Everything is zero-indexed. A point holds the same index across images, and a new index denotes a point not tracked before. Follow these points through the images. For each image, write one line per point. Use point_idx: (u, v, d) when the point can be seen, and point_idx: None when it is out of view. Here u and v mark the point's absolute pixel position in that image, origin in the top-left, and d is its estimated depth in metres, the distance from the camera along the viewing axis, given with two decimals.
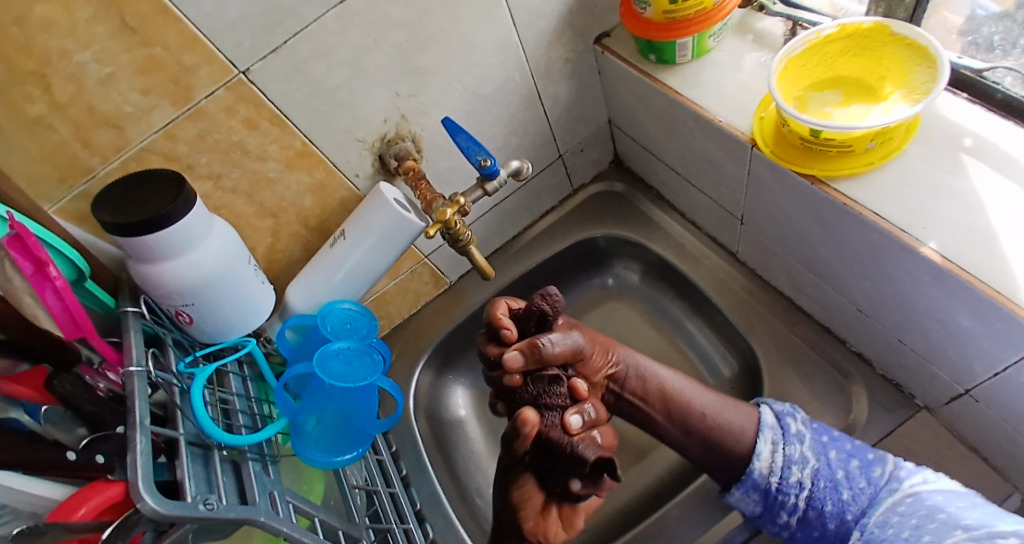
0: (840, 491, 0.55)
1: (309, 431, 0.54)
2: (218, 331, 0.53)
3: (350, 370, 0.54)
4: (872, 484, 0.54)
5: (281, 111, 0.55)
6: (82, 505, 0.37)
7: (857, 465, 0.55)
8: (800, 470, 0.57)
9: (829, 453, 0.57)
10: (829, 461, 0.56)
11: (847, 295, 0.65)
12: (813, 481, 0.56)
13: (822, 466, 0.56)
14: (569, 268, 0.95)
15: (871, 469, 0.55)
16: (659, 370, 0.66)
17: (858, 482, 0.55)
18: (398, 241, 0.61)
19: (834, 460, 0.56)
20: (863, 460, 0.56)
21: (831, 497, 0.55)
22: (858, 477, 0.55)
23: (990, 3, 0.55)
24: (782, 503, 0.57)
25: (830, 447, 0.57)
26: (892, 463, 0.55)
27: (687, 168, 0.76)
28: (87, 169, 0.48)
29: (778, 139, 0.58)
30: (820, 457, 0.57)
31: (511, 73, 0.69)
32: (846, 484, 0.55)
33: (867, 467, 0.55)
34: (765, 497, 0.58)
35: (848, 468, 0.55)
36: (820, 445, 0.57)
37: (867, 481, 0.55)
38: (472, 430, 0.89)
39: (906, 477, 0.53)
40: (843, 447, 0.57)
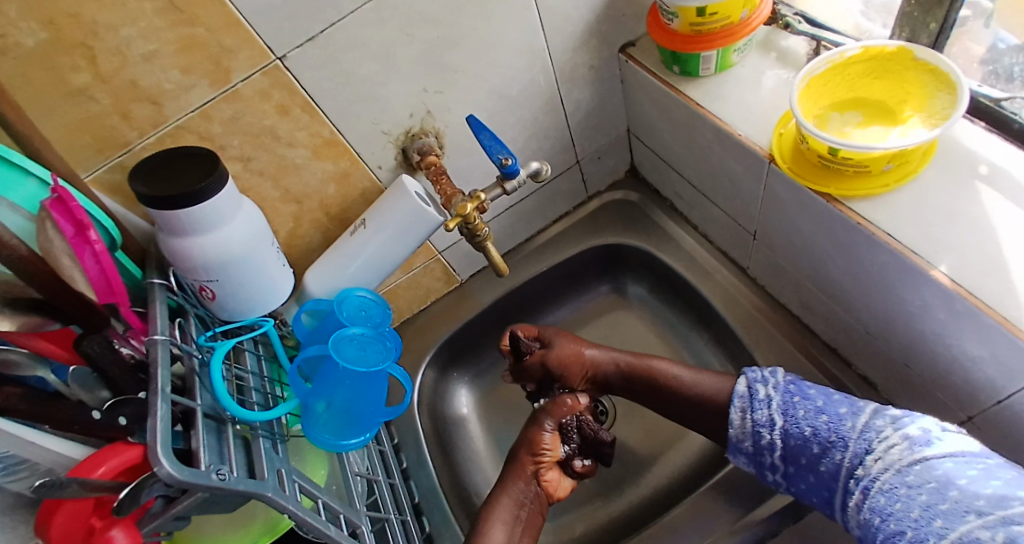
0: (812, 446, 0.58)
1: (319, 413, 0.55)
2: (239, 309, 0.55)
3: (363, 354, 0.55)
4: (841, 437, 0.56)
5: (313, 99, 0.56)
6: (101, 464, 0.38)
7: (827, 421, 0.58)
8: (769, 432, 0.61)
9: (799, 412, 0.60)
10: (798, 420, 0.59)
11: (855, 315, 0.66)
12: (786, 440, 0.59)
13: (791, 426, 0.59)
14: (580, 273, 0.96)
15: (841, 423, 0.57)
16: (644, 362, 0.73)
17: (828, 436, 0.57)
18: (416, 233, 0.62)
19: (802, 419, 0.59)
20: (833, 414, 0.58)
21: (805, 453, 0.58)
22: (826, 432, 0.57)
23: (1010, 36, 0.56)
24: (763, 462, 0.61)
25: (799, 407, 0.60)
26: (864, 417, 0.56)
27: (703, 182, 0.77)
28: (124, 142, 0.50)
29: (796, 156, 0.59)
30: (789, 418, 0.60)
31: (536, 77, 0.71)
32: (815, 438, 0.58)
33: (836, 422, 0.57)
34: (749, 457, 0.63)
35: (817, 424, 0.58)
36: (788, 404, 0.61)
37: (836, 434, 0.57)
38: (473, 428, 0.91)
39: (881, 429, 0.54)
40: (814, 405, 0.59)
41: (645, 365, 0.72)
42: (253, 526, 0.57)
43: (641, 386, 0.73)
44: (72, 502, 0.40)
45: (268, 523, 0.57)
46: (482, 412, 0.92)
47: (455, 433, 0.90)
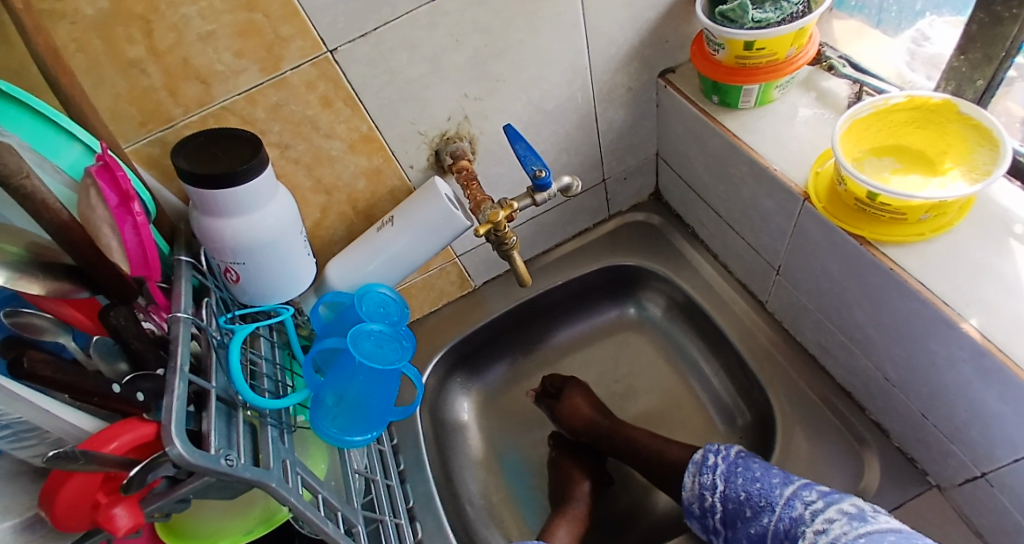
0: (746, 509, 0.63)
1: (329, 406, 0.55)
2: (260, 294, 0.54)
3: (380, 352, 0.54)
4: (770, 504, 0.62)
5: (357, 94, 0.56)
6: (114, 439, 0.38)
7: (760, 488, 0.63)
8: (712, 495, 0.67)
9: (738, 479, 0.65)
10: (737, 486, 0.65)
11: (875, 360, 0.65)
12: (725, 503, 0.65)
13: (731, 490, 0.65)
14: (595, 291, 0.96)
15: (772, 490, 0.62)
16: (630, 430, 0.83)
17: (759, 502, 0.63)
18: (443, 236, 0.62)
19: (739, 485, 0.65)
20: (766, 483, 0.63)
21: (740, 516, 0.64)
22: (757, 498, 0.63)
23: None
24: (709, 525, 0.67)
25: (739, 474, 0.66)
26: (792, 486, 0.61)
27: (729, 212, 0.77)
28: (168, 118, 0.50)
29: (832, 197, 0.59)
30: (729, 483, 0.66)
31: (575, 93, 0.71)
32: (749, 502, 0.63)
33: (768, 489, 0.63)
34: (699, 520, 0.68)
35: (751, 489, 0.64)
36: (731, 471, 0.67)
37: (766, 501, 0.62)
38: (473, 436, 0.90)
39: (809, 501, 0.59)
40: (750, 473, 0.65)
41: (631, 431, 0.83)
42: (251, 514, 0.56)
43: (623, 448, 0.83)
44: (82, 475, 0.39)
45: (266, 512, 0.56)
46: (483, 420, 0.92)
47: (454, 439, 0.89)
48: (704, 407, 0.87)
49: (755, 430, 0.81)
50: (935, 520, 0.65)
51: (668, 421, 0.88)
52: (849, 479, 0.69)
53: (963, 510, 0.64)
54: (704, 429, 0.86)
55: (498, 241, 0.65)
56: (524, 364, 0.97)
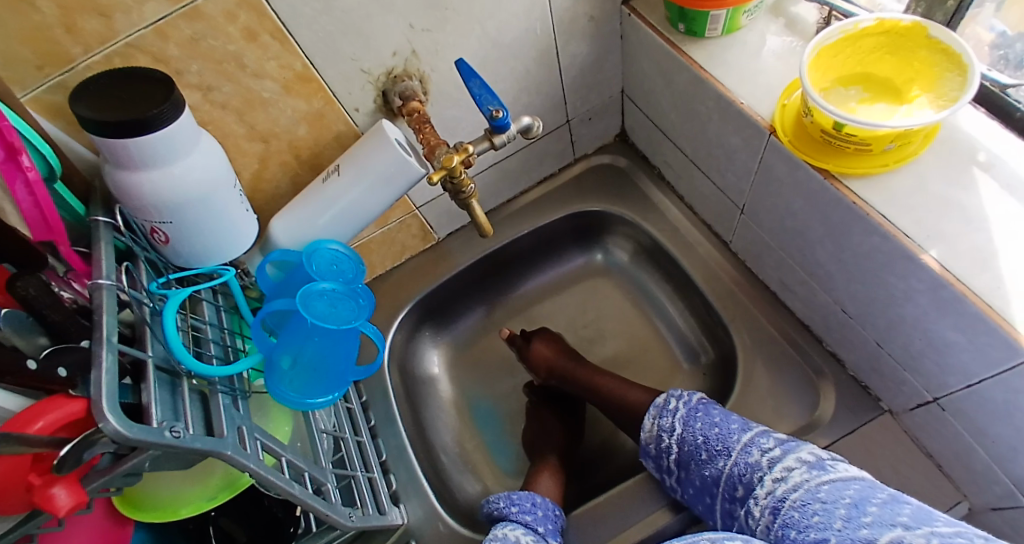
0: (702, 452, 0.65)
1: (285, 370, 0.52)
2: (195, 256, 0.52)
3: (334, 311, 0.52)
4: (727, 448, 0.63)
5: (285, 26, 0.52)
6: (39, 418, 0.35)
7: (718, 432, 0.65)
8: (669, 437, 0.68)
9: (697, 423, 0.67)
10: (695, 430, 0.67)
11: (834, 295, 0.66)
12: (681, 445, 0.67)
13: (688, 434, 0.67)
14: (561, 238, 0.94)
15: (729, 436, 0.64)
16: (595, 376, 0.84)
17: (715, 446, 0.64)
18: (396, 185, 0.59)
19: (698, 429, 0.66)
20: (724, 428, 0.65)
21: (695, 458, 0.65)
22: (715, 442, 0.65)
23: (1001, 24, 0.57)
24: (663, 465, 0.68)
25: (697, 419, 0.67)
26: (750, 433, 0.63)
27: (695, 151, 0.75)
28: (68, 60, 0.44)
29: (798, 131, 0.57)
30: (687, 426, 0.67)
31: (532, 24, 0.66)
32: (705, 446, 0.65)
33: (725, 434, 0.64)
34: (654, 460, 0.69)
35: (709, 434, 0.65)
36: (690, 416, 0.68)
37: (723, 445, 0.64)
38: (443, 388, 0.89)
39: (767, 448, 0.61)
40: (710, 418, 0.66)
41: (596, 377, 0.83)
42: (211, 480, 0.54)
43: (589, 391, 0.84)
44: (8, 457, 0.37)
45: (228, 478, 0.55)
46: (452, 371, 0.91)
47: (424, 391, 0.88)
48: (670, 348, 0.88)
49: (719, 368, 0.83)
50: (888, 445, 0.67)
51: (636, 363, 0.89)
52: (807, 410, 0.72)
53: (915, 434, 0.67)
54: (669, 369, 0.87)
55: (454, 189, 0.61)
56: (491, 313, 0.95)
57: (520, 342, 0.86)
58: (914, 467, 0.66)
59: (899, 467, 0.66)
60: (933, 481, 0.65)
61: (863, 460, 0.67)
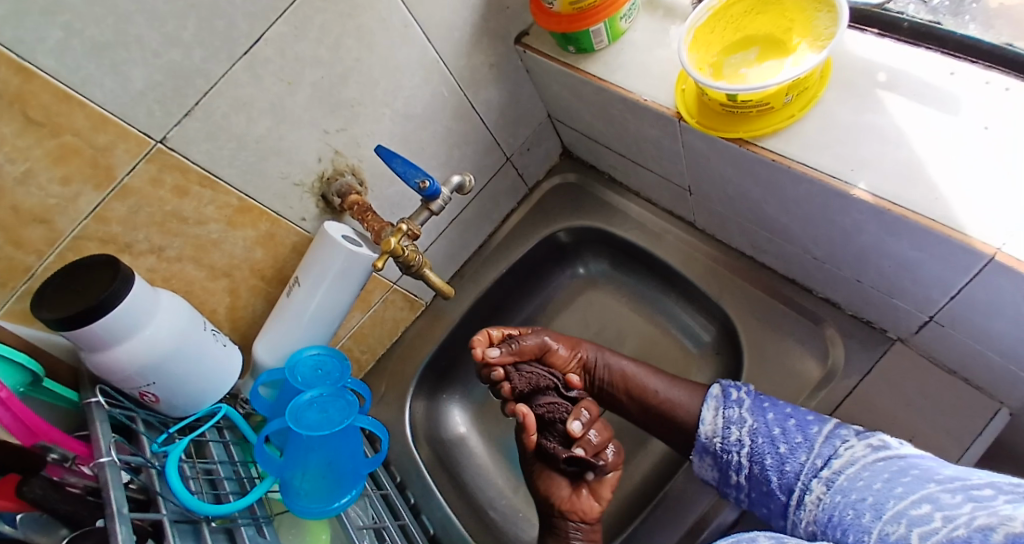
0: (778, 446, 0.62)
1: (298, 485, 0.54)
2: (188, 403, 0.55)
3: (325, 416, 0.54)
4: (807, 440, 0.60)
5: (209, 172, 0.56)
6: None
7: (795, 424, 0.62)
8: (738, 429, 0.65)
9: (768, 414, 0.64)
10: (768, 422, 0.63)
11: (799, 245, 0.66)
12: (753, 438, 0.63)
13: (760, 425, 0.64)
14: (541, 266, 0.96)
15: (808, 427, 0.61)
16: (653, 381, 0.74)
17: (794, 438, 0.61)
18: (353, 278, 0.62)
19: (771, 420, 0.63)
20: (801, 418, 0.62)
21: (771, 452, 0.62)
22: (795, 434, 0.61)
23: None
24: (729, 462, 0.65)
25: (768, 411, 0.64)
26: (830, 425, 0.60)
27: (630, 151, 0.77)
28: (26, 268, 0.49)
29: (702, 108, 0.58)
30: (759, 419, 0.64)
31: (438, 88, 0.70)
32: (783, 438, 0.62)
33: (803, 426, 0.61)
34: (714, 459, 0.66)
35: (786, 426, 0.62)
36: (759, 408, 0.65)
37: (803, 437, 0.61)
38: (474, 443, 0.91)
39: (843, 434, 0.59)
40: (781, 410, 0.63)
41: (656, 385, 0.74)
42: None
43: (636, 403, 0.75)
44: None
45: None
46: (479, 425, 0.92)
47: (458, 454, 0.90)
48: (677, 339, 0.88)
49: (726, 343, 0.83)
50: (907, 373, 0.66)
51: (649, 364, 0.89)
52: (819, 362, 0.72)
53: (929, 353, 0.65)
54: (683, 359, 0.87)
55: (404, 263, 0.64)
56: None
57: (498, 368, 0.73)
58: (939, 388, 0.65)
59: (924, 391, 0.65)
60: (962, 395, 0.64)
61: (883, 396, 0.66)
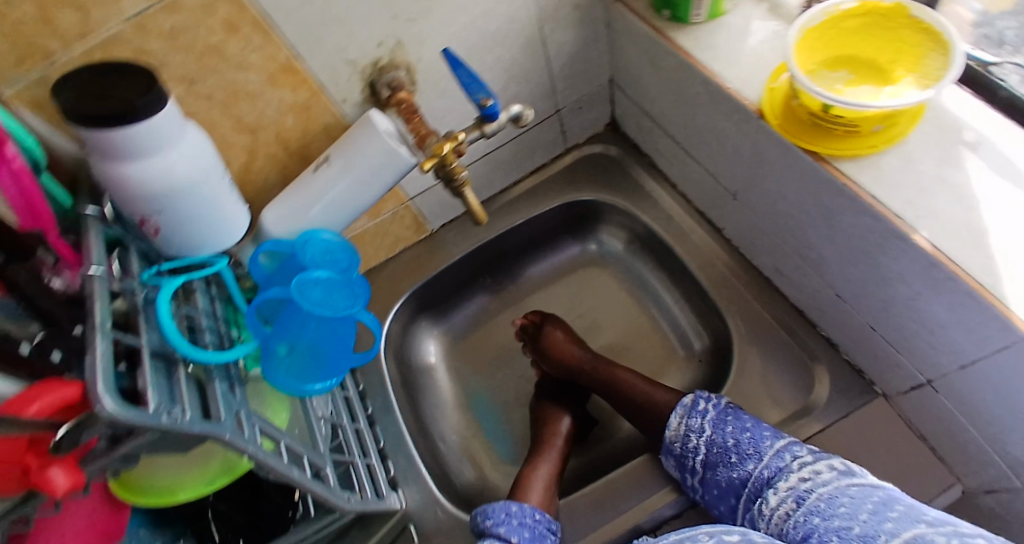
0: (731, 456, 0.65)
1: (282, 357, 0.53)
2: (188, 244, 0.54)
3: (330, 298, 0.53)
4: (758, 452, 0.63)
5: (267, 17, 0.52)
6: (35, 401, 0.35)
7: (750, 437, 0.65)
8: (698, 437, 0.68)
9: (727, 427, 0.66)
10: (725, 433, 0.66)
11: (826, 277, 0.66)
12: (709, 447, 0.66)
13: (718, 437, 0.66)
14: (555, 231, 0.95)
15: (761, 441, 0.64)
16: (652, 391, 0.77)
17: (747, 449, 0.64)
18: (385, 176, 0.60)
19: (728, 432, 0.66)
20: (756, 432, 0.64)
21: (724, 460, 0.65)
22: (747, 446, 0.64)
23: None
24: (686, 464, 0.68)
25: (729, 423, 0.66)
26: (784, 441, 0.63)
27: (687, 138, 0.75)
28: (48, 54, 0.45)
29: (787, 113, 0.57)
30: (718, 429, 0.67)
31: (519, 12, 0.66)
32: (736, 449, 0.65)
33: (758, 439, 0.64)
34: (676, 459, 0.69)
35: (740, 438, 0.65)
36: (720, 420, 0.67)
37: (754, 449, 0.64)
38: (440, 377, 0.91)
39: (797, 453, 0.61)
40: (742, 423, 0.66)
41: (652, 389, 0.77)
42: (211, 467, 0.52)
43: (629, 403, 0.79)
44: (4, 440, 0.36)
45: (226, 464, 0.52)
46: (450, 362, 0.92)
47: (422, 383, 0.90)
48: (665, 337, 0.89)
49: (713, 354, 0.83)
50: (880, 426, 0.68)
51: (630, 352, 0.90)
52: (800, 394, 0.73)
53: (906, 414, 0.67)
54: (664, 356, 0.88)
55: (447, 175, 0.62)
56: (488, 308, 0.96)
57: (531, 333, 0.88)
58: (907, 449, 0.67)
59: (892, 448, 0.67)
60: (924, 460, 0.66)
61: (853, 442, 0.67)
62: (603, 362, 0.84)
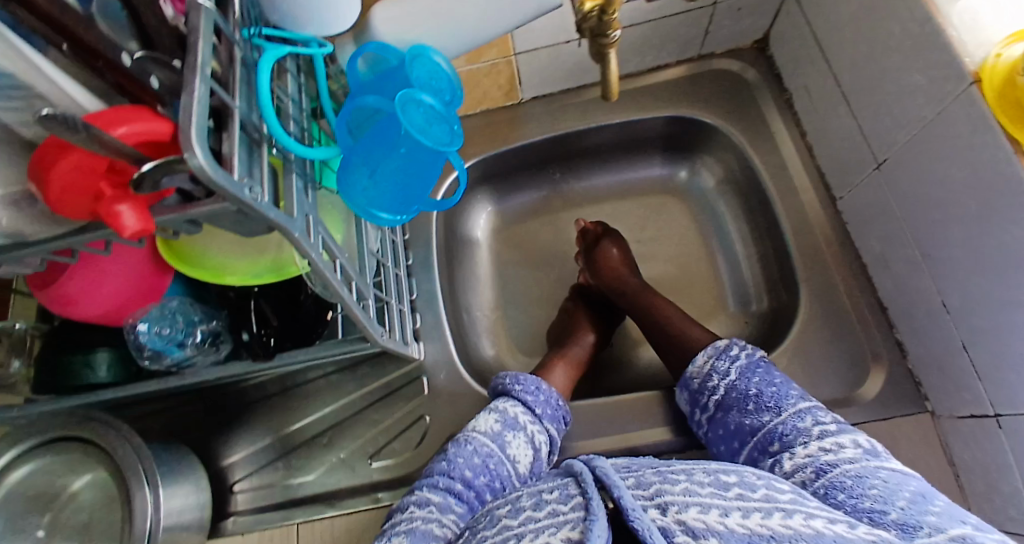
0: (749, 403, 0.62)
1: (362, 176, 0.49)
2: (293, 15, 0.47)
3: (428, 128, 0.47)
4: (778, 407, 0.60)
5: None
6: (123, 123, 0.32)
7: (774, 391, 0.62)
8: (720, 379, 0.65)
9: (754, 377, 0.64)
10: (750, 381, 0.63)
11: (939, 282, 0.61)
12: (729, 390, 0.64)
13: (742, 383, 0.64)
14: (647, 142, 0.87)
15: (785, 397, 0.61)
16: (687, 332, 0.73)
17: (767, 401, 0.61)
18: (523, 6, 0.53)
19: (754, 382, 0.63)
20: (782, 390, 0.62)
21: (739, 405, 0.63)
22: (768, 398, 0.61)
23: None
24: (700, 400, 0.66)
25: (757, 375, 0.64)
26: (808, 403, 0.60)
27: (854, 83, 0.66)
28: None
29: (1006, 87, 0.48)
30: (743, 377, 0.64)
31: None
32: (755, 398, 0.62)
33: (782, 395, 0.61)
34: (692, 394, 0.67)
35: (764, 389, 0.62)
36: (749, 369, 0.64)
37: (774, 403, 0.61)
38: (481, 251, 0.88)
39: (820, 418, 0.58)
40: (770, 378, 0.63)
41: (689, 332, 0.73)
42: (260, 259, 0.49)
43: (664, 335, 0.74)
44: (81, 154, 0.32)
45: (275, 262, 0.49)
46: (494, 240, 0.89)
47: (464, 250, 0.87)
48: (721, 289, 0.84)
49: (767, 320, 0.79)
50: (917, 444, 0.66)
51: (679, 291, 0.85)
52: (846, 388, 0.69)
53: (947, 441, 0.65)
54: (712, 305, 0.83)
55: (592, 29, 0.51)
56: (548, 200, 0.91)
57: (591, 238, 0.83)
58: (933, 473, 0.64)
59: (920, 468, 0.65)
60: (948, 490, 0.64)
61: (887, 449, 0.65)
62: (648, 289, 0.79)
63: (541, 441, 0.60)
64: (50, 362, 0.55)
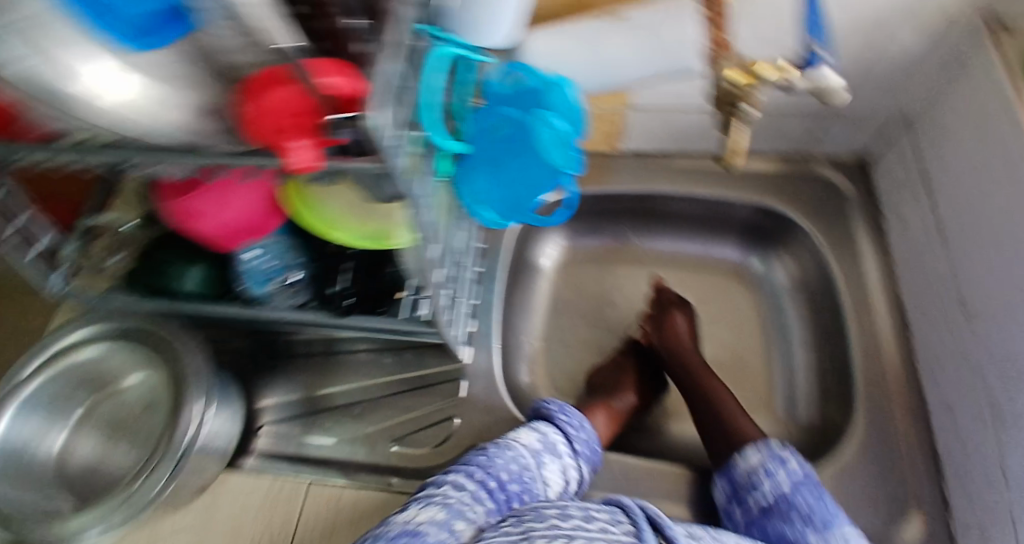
0: (795, 520, 0.56)
1: (477, 175, 0.50)
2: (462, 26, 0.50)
3: (550, 149, 0.48)
4: (827, 532, 0.55)
5: None
6: (332, 80, 0.35)
7: (827, 516, 0.56)
8: (770, 484, 0.60)
9: (808, 495, 0.57)
10: (802, 498, 0.57)
11: (1003, 440, 0.58)
12: (777, 500, 0.58)
13: (792, 497, 0.58)
14: (730, 225, 0.89)
15: (837, 525, 0.55)
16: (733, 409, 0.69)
17: (816, 524, 0.55)
18: (660, 58, 0.59)
19: (807, 500, 0.57)
20: (835, 516, 0.56)
21: (785, 520, 0.57)
22: (817, 521, 0.56)
23: None
24: (742, 499, 0.61)
25: (811, 492, 0.58)
26: (857, 536, 0.55)
27: (956, 218, 0.66)
28: None
29: None
30: (795, 491, 0.58)
31: None
32: (804, 518, 0.56)
33: (834, 522, 0.55)
34: (734, 490, 0.61)
35: (816, 511, 0.56)
36: (803, 484, 0.58)
37: (825, 527, 0.55)
38: (542, 281, 0.90)
39: None
40: (824, 500, 0.57)
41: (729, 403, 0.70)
42: (369, 223, 0.51)
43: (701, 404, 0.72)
44: (290, 90, 0.35)
45: (378, 230, 0.52)
46: (558, 274, 0.92)
47: (528, 275, 0.89)
48: (768, 386, 0.82)
49: (807, 431, 0.77)
50: None
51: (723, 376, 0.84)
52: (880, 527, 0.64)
53: None
54: (754, 400, 0.81)
55: (728, 98, 0.55)
56: (618, 252, 0.93)
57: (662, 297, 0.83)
58: None
59: None
60: None
61: None
62: (705, 368, 0.77)
63: (572, 477, 0.60)
64: (156, 260, 0.61)
